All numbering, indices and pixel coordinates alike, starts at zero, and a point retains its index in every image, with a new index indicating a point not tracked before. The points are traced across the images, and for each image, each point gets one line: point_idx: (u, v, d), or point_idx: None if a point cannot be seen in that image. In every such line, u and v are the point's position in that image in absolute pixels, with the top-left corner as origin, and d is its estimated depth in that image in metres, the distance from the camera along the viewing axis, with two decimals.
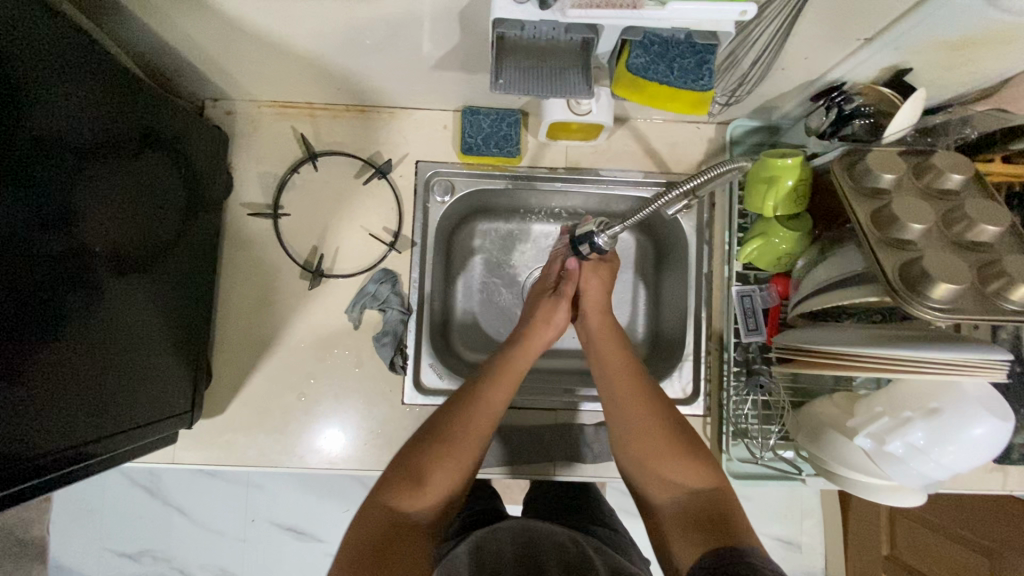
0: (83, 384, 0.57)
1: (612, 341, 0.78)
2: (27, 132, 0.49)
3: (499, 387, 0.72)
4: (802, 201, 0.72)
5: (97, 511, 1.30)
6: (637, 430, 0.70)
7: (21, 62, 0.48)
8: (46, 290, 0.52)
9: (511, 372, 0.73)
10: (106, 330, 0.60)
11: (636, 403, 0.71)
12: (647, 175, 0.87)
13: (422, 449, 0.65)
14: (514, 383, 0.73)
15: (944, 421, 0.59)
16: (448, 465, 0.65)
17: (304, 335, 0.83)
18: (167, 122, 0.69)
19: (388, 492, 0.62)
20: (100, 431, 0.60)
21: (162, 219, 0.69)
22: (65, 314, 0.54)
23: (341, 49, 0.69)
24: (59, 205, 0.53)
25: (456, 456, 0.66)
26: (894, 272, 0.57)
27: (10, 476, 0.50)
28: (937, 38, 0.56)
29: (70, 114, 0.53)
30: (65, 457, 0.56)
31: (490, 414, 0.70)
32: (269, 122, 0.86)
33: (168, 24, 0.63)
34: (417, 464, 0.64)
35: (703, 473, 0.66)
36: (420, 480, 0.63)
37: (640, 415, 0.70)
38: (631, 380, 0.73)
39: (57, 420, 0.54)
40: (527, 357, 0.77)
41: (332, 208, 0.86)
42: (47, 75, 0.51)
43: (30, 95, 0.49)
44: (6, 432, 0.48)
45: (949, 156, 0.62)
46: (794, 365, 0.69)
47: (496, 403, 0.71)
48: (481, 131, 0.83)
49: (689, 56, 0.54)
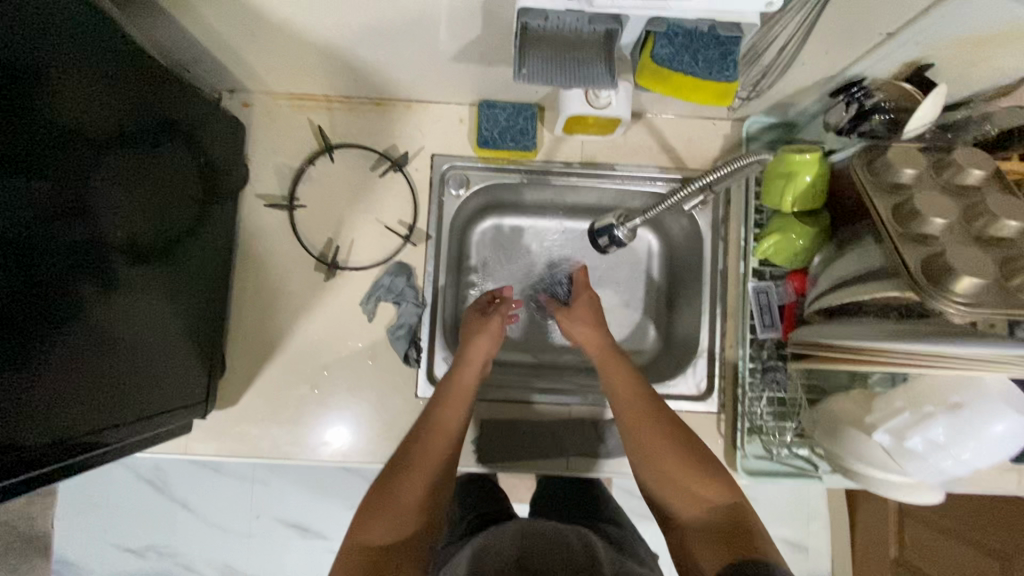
0: (96, 378, 0.57)
1: (620, 363, 0.77)
2: (48, 120, 0.49)
3: (449, 407, 0.74)
4: (820, 197, 0.73)
5: (102, 505, 1.29)
6: (654, 451, 0.69)
7: (45, 49, 0.48)
8: (65, 282, 0.52)
9: (458, 391, 0.75)
10: (119, 334, 0.59)
11: (646, 421, 0.71)
12: (662, 170, 0.87)
13: (388, 479, 0.66)
14: (466, 400, 0.75)
15: (966, 416, 0.59)
16: (413, 487, 0.66)
17: (317, 327, 0.83)
18: (184, 111, 0.69)
19: (360, 528, 0.63)
20: (111, 421, 0.60)
21: (177, 210, 0.69)
22: (75, 310, 0.53)
23: (360, 40, 0.69)
24: (74, 194, 0.52)
25: (421, 480, 0.67)
26: (917, 265, 0.57)
27: (23, 463, 0.49)
28: (961, 32, 0.56)
29: (93, 102, 0.53)
30: (71, 448, 0.55)
31: (447, 433, 0.72)
32: (285, 113, 0.86)
33: (191, 14, 0.63)
34: (384, 495, 0.65)
35: (719, 486, 0.66)
36: (388, 508, 0.64)
37: (658, 428, 0.70)
38: (642, 390, 0.74)
39: (65, 411, 0.53)
40: (469, 375, 0.77)
41: (347, 201, 0.86)
42: (69, 61, 0.50)
43: (53, 82, 0.49)
44: (20, 420, 0.48)
45: (970, 152, 0.62)
46: (815, 361, 0.69)
47: (451, 424, 0.73)
48: (497, 125, 0.84)
49: (713, 48, 0.54)
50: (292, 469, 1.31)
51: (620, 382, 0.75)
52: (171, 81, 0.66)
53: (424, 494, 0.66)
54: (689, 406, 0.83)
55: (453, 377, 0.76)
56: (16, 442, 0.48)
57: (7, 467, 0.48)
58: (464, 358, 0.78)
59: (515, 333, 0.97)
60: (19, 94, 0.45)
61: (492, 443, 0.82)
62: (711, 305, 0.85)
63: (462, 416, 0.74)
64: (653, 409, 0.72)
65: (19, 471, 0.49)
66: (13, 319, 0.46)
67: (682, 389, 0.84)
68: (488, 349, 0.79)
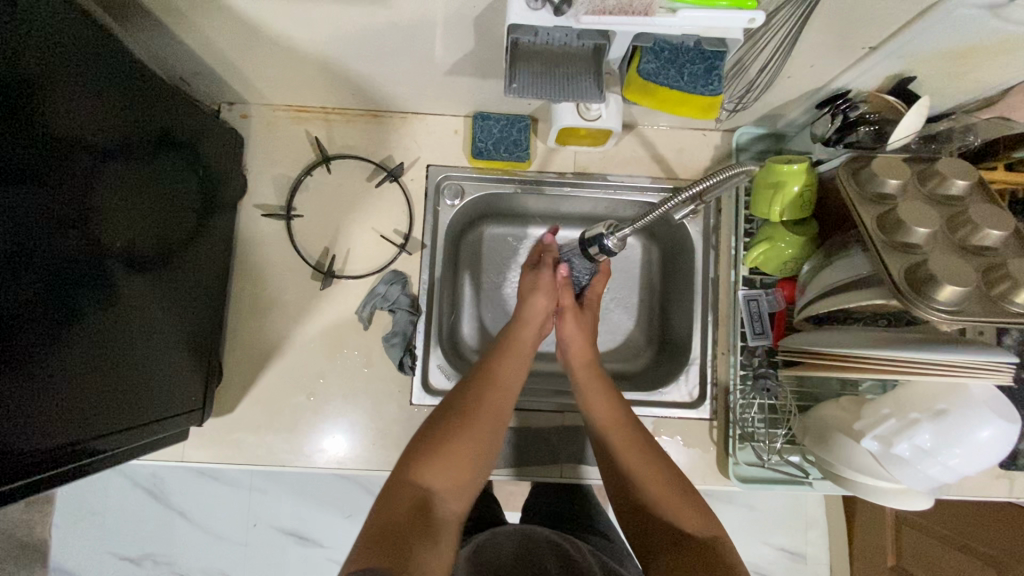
0: (93, 377, 0.57)
1: (601, 384, 0.78)
2: (43, 132, 0.49)
3: (510, 363, 0.76)
4: (809, 207, 0.74)
5: (99, 513, 1.30)
6: (635, 474, 0.69)
7: (43, 65, 0.49)
8: (62, 285, 0.53)
9: (517, 346, 0.78)
10: (117, 339, 0.60)
11: (629, 443, 0.72)
12: (653, 180, 0.88)
13: (441, 421, 0.69)
14: (525, 360, 0.78)
15: (952, 422, 0.60)
16: (469, 432, 0.68)
17: (314, 335, 0.84)
18: (183, 123, 0.70)
19: (417, 467, 0.64)
20: (104, 429, 0.60)
21: (176, 220, 0.70)
22: (70, 316, 0.54)
23: (356, 54, 0.70)
24: (70, 204, 0.53)
25: (476, 426, 0.68)
26: (900, 273, 0.58)
27: (19, 467, 0.50)
28: (939, 47, 0.57)
29: (88, 112, 0.54)
30: (63, 455, 0.55)
31: (507, 387, 0.74)
32: (284, 125, 0.87)
33: (189, 28, 0.65)
34: (442, 436, 0.67)
35: (698, 517, 0.65)
36: (443, 448, 0.66)
37: (631, 456, 0.70)
38: (618, 416, 0.74)
39: (63, 414, 0.54)
40: (531, 330, 0.81)
41: (344, 211, 0.87)
42: (70, 76, 0.52)
43: (49, 92, 0.50)
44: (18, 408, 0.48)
45: (952, 162, 0.63)
46: (804, 368, 0.70)
47: (506, 378, 0.74)
48: (491, 136, 0.85)
49: (698, 62, 0.55)
50: (290, 478, 1.32)
51: (601, 406, 0.75)
52: (170, 93, 0.67)
53: (478, 441, 0.67)
54: (681, 413, 0.83)
55: (510, 334, 0.80)
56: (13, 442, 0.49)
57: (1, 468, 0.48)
58: (520, 320, 0.82)
59: None
60: (15, 102, 0.46)
61: None
62: (703, 313, 0.86)
63: (521, 374, 0.77)
64: (635, 435, 0.73)
65: (19, 475, 0.50)
66: (8, 319, 0.47)
67: (675, 397, 0.85)
68: (547, 308, 0.82)
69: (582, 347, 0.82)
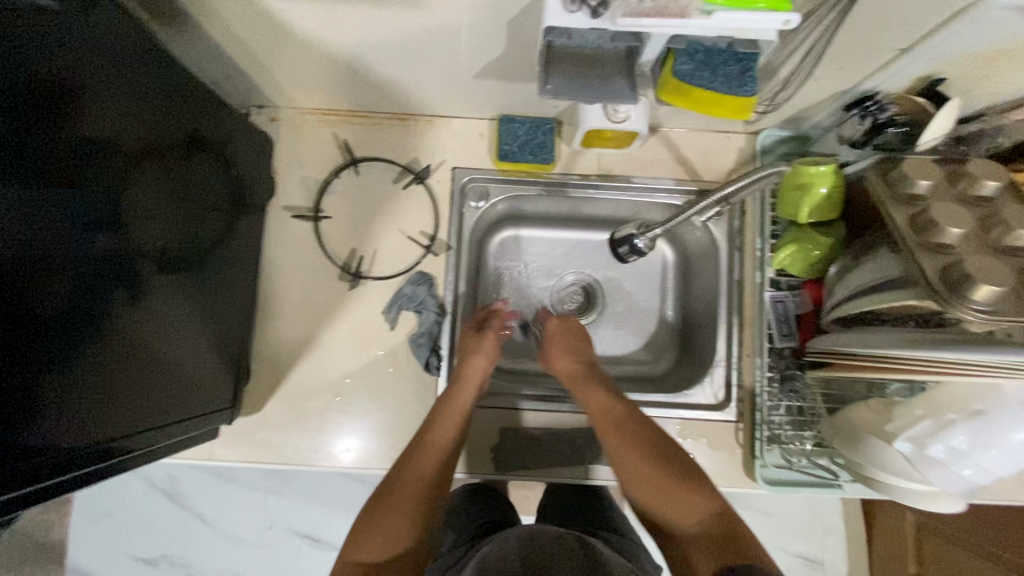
0: (124, 383, 0.58)
1: (602, 392, 0.76)
2: (74, 132, 0.50)
3: (441, 425, 0.74)
4: (836, 209, 0.74)
5: (117, 514, 1.31)
6: (639, 480, 0.69)
7: (79, 65, 0.49)
8: (93, 286, 0.53)
9: (453, 411, 0.75)
10: (147, 342, 0.61)
11: (639, 459, 0.70)
12: (678, 182, 0.88)
13: (379, 499, 0.69)
14: (460, 419, 0.75)
15: (987, 421, 0.61)
16: (404, 507, 0.69)
17: (341, 336, 0.84)
18: (215, 126, 0.72)
19: (351, 545, 0.66)
20: (135, 429, 0.61)
21: (207, 220, 0.71)
22: (103, 318, 0.54)
23: (386, 57, 0.71)
24: (101, 204, 0.53)
25: (409, 500, 0.69)
26: (935, 274, 0.58)
27: (45, 468, 0.50)
28: (973, 48, 0.58)
29: (119, 112, 0.54)
30: (92, 455, 0.55)
31: (440, 447, 0.73)
32: (312, 128, 0.88)
33: (227, 32, 0.66)
34: (374, 509, 0.69)
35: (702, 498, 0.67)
36: (377, 528, 0.67)
37: (629, 455, 0.70)
38: (618, 418, 0.73)
39: (95, 415, 0.55)
40: (467, 393, 0.77)
41: (370, 213, 0.88)
42: (104, 78, 0.52)
43: (78, 91, 0.49)
44: (53, 415, 0.49)
45: (984, 164, 0.63)
46: (834, 369, 0.70)
47: (443, 443, 0.73)
48: (517, 138, 0.86)
49: (731, 64, 0.57)
50: (305, 480, 1.32)
51: (610, 431, 0.73)
52: (200, 95, 0.68)
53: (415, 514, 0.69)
54: (707, 415, 0.83)
55: (449, 395, 0.76)
56: (45, 445, 0.49)
57: (31, 470, 0.48)
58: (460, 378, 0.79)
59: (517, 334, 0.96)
60: (42, 100, 0.46)
61: (511, 451, 0.82)
62: (729, 316, 0.86)
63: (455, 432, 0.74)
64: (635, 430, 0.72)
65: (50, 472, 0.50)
66: (40, 321, 0.47)
67: (700, 399, 0.85)
68: (483, 369, 0.79)
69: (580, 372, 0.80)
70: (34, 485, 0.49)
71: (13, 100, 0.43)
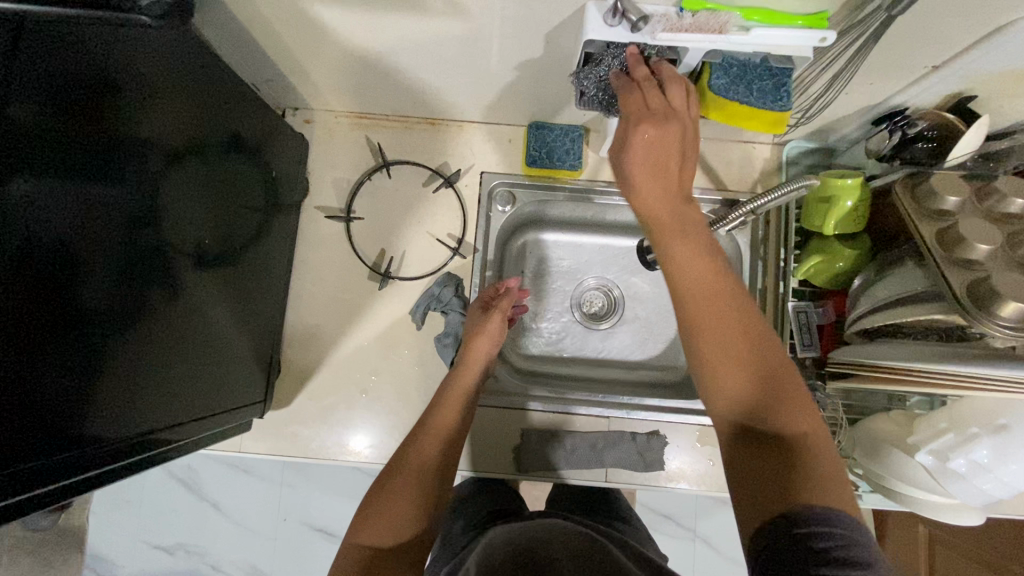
0: (162, 376, 0.59)
1: (683, 235, 0.57)
2: (121, 131, 0.50)
3: (447, 409, 0.76)
4: (862, 221, 0.75)
5: (135, 502, 1.34)
6: (710, 347, 0.54)
7: (132, 69, 0.50)
8: (134, 280, 0.54)
9: (457, 393, 0.77)
10: (184, 336, 0.62)
11: (721, 327, 0.54)
12: (703, 191, 0.89)
13: (385, 482, 0.70)
14: (462, 403, 0.77)
15: (1011, 437, 0.61)
16: (409, 488, 0.70)
17: (368, 334, 0.86)
18: (253, 127, 0.73)
19: (356, 528, 0.66)
20: (174, 421, 0.62)
21: (243, 219, 0.73)
22: (143, 308, 0.55)
23: (422, 64, 0.73)
24: (143, 201, 0.55)
25: (414, 485, 0.70)
26: (963, 289, 0.59)
27: (92, 459, 0.52)
28: (1006, 68, 0.58)
29: (164, 113, 0.55)
30: (135, 447, 0.57)
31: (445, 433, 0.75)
32: (345, 130, 0.91)
33: (271, 35, 0.68)
34: (380, 495, 0.68)
35: (783, 406, 0.50)
36: (384, 513, 0.66)
37: (706, 310, 0.54)
38: (706, 265, 0.56)
39: (137, 407, 0.56)
40: (470, 375, 0.79)
41: (400, 215, 0.90)
42: (154, 83, 0.53)
43: (125, 92, 0.50)
44: (97, 409, 0.51)
45: (1014, 182, 0.63)
46: (859, 380, 0.70)
47: (448, 430, 0.75)
48: (545, 145, 0.87)
49: (767, 78, 0.58)
50: (321, 475, 1.34)
51: (691, 274, 0.56)
52: (241, 97, 0.69)
53: (420, 499, 0.69)
54: None
55: (454, 378, 0.78)
56: (90, 436, 0.51)
57: (78, 462, 0.50)
58: (461, 362, 0.80)
59: (535, 338, 0.97)
60: (96, 98, 0.47)
61: (530, 452, 0.83)
62: None
63: (459, 419, 0.76)
64: (725, 291, 0.55)
65: (94, 466, 0.52)
66: (85, 313, 0.48)
67: None
68: (489, 352, 0.81)
69: (673, 214, 0.57)
70: (77, 475, 0.50)
71: (67, 99, 0.44)
